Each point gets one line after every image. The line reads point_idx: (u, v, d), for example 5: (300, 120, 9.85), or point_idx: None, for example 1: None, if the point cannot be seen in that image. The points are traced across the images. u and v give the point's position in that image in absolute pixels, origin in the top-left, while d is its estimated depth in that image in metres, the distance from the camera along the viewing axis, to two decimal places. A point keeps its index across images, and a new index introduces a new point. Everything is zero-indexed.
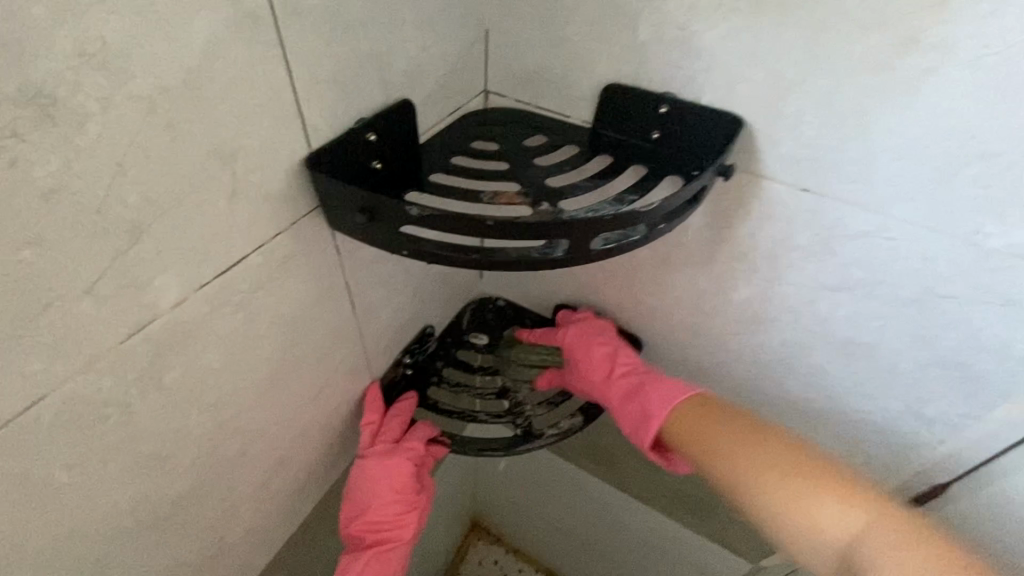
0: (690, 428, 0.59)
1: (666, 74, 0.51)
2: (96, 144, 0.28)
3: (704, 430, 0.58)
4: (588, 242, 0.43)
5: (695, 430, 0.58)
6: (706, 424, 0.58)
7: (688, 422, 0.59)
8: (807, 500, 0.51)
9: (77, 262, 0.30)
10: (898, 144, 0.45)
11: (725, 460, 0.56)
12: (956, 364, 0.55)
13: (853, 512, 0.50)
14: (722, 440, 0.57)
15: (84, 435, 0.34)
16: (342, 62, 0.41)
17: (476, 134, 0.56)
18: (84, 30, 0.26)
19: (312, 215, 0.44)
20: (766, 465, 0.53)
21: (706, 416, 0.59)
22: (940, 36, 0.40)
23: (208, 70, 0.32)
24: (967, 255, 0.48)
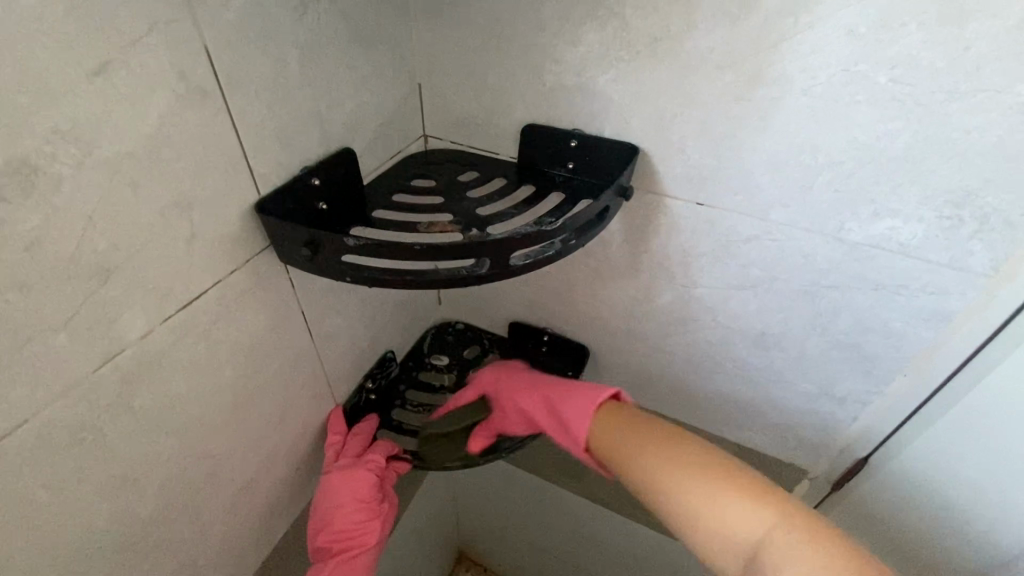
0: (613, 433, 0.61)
1: (573, 112, 0.59)
2: (70, 202, 0.34)
3: (624, 438, 0.60)
4: (507, 257, 0.50)
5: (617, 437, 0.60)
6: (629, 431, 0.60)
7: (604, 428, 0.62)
8: (713, 500, 0.51)
9: (54, 301, 0.35)
10: (765, 161, 0.54)
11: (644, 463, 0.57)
12: (852, 345, 0.62)
13: (757, 520, 0.49)
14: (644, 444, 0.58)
15: (61, 457, 0.39)
16: (284, 120, 0.48)
17: (415, 173, 0.64)
18: (59, 111, 0.32)
19: (265, 252, 0.50)
20: (681, 472, 0.54)
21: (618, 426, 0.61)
22: (778, 72, 0.48)
23: (164, 136, 0.38)
24: (839, 249, 0.56)
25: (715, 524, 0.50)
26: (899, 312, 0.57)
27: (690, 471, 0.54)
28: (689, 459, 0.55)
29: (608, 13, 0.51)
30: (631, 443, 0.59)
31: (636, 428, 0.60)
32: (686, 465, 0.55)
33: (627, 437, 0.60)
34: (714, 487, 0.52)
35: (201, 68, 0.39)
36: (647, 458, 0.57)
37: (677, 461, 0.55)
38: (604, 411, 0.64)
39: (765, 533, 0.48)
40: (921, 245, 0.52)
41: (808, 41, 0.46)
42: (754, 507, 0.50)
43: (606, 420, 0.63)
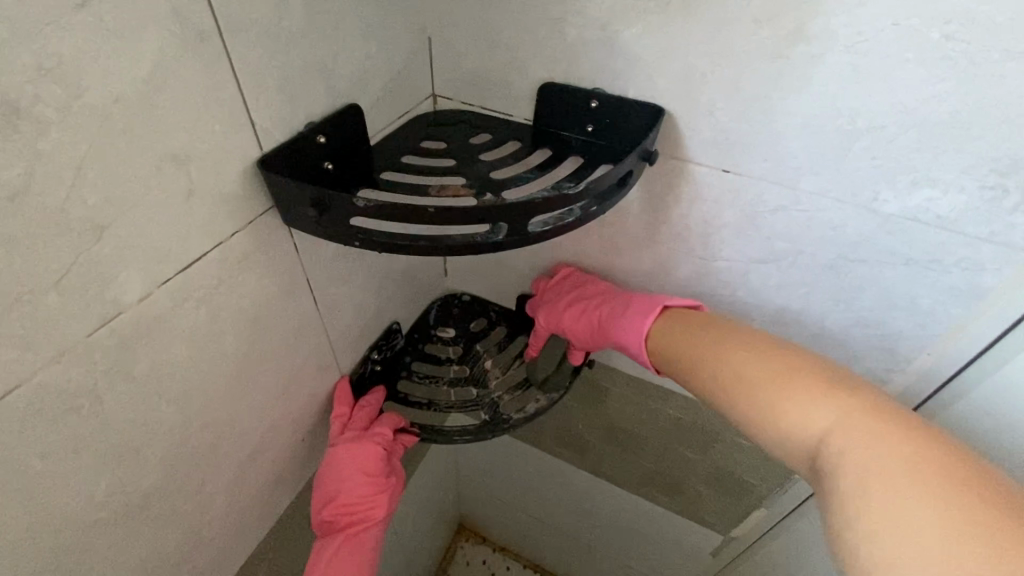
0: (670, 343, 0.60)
1: (595, 71, 0.55)
2: (57, 150, 0.31)
3: (682, 344, 0.59)
4: (525, 224, 0.47)
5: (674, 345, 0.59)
6: (680, 339, 0.59)
7: (673, 339, 0.60)
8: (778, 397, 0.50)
9: (43, 259, 0.33)
10: (799, 125, 0.50)
11: (703, 369, 0.56)
12: (875, 322, 0.60)
13: (824, 412, 0.47)
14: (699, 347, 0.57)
15: (56, 424, 0.37)
16: (288, 71, 0.44)
17: (425, 135, 0.60)
18: (42, 47, 0.29)
19: (268, 215, 0.47)
20: (747, 369, 0.53)
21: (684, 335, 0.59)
22: (822, 26, 0.45)
23: (158, 80, 0.35)
24: (870, 220, 0.53)
25: (783, 419, 0.49)
26: (929, 289, 0.55)
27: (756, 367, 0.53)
28: (751, 358, 0.54)
29: None
30: (697, 350, 0.57)
31: (693, 333, 0.58)
32: (749, 365, 0.53)
33: (690, 344, 0.58)
34: (786, 388, 0.50)
35: (197, 7, 0.36)
36: (714, 362, 0.55)
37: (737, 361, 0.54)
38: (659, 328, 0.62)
39: (836, 432, 0.46)
40: (960, 219, 0.50)
41: None
42: (821, 402, 0.48)
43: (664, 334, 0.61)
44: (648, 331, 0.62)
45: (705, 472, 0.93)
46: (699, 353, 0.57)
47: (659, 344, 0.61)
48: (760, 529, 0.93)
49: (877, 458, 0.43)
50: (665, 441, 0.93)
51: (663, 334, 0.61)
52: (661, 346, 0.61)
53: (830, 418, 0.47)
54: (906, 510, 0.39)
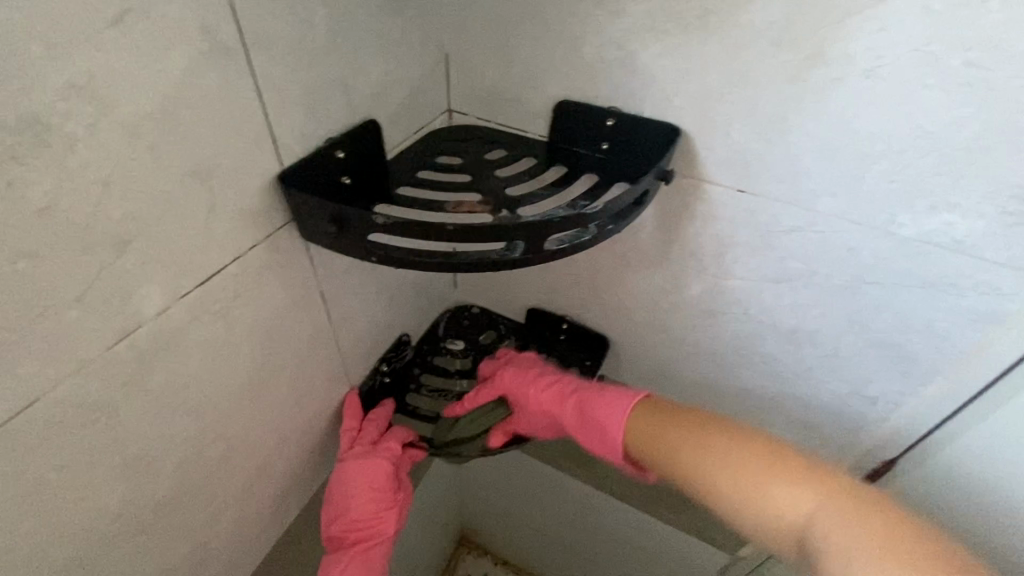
0: (646, 435, 0.59)
1: (611, 89, 0.55)
2: (84, 166, 0.31)
3: (658, 434, 0.59)
4: (542, 242, 0.47)
5: (649, 436, 0.59)
6: (657, 431, 0.59)
7: (650, 430, 0.59)
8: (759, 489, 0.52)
9: (67, 273, 0.33)
10: (816, 147, 0.50)
11: (681, 460, 0.56)
12: (890, 345, 0.60)
13: (807, 499, 0.50)
14: (674, 439, 0.57)
15: (73, 437, 0.37)
16: (310, 87, 0.44)
17: (441, 150, 0.61)
18: (75, 66, 0.29)
19: (285, 228, 0.47)
20: (723, 458, 0.54)
21: (663, 423, 0.59)
22: (841, 51, 0.45)
23: (186, 96, 0.35)
24: (887, 243, 0.53)
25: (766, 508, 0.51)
26: (946, 313, 0.54)
27: (732, 455, 0.54)
28: (727, 448, 0.54)
29: None
30: (675, 443, 0.57)
31: (667, 422, 0.59)
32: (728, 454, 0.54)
33: (666, 435, 0.58)
34: (770, 477, 0.52)
35: (225, 24, 0.36)
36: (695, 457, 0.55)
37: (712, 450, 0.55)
38: (640, 415, 0.61)
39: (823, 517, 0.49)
40: (978, 243, 0.49)
41: (877, 17, 0.43)
42: (799, 487, 0.51)
43: (647, 424, 0.60)
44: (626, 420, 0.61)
45: None
46: (676, 446, 0.57)
47: (638, 432, 0.60)
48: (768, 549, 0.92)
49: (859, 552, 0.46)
50: None
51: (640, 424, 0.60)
52: (641, 436, 0.60)
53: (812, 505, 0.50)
54: None
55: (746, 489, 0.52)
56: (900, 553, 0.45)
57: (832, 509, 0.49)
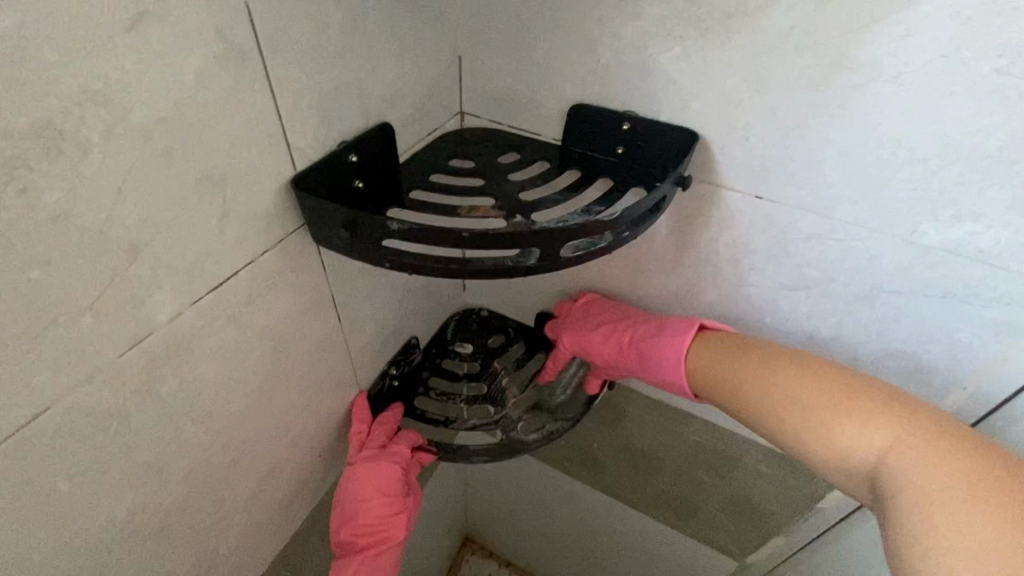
0: (714, 371, 0.57)
1: (627, 93, 0.54)
2: (98, 171, 0.31)
3: (722, 368, 0.57)
4: (559, 250, 0.47)
5: (719, 375, 0.57)
6: (723, 363, 0.57)
7: (707, 364, 0.58)
8: (827, 418, 0.49)
9: (79, 280, 0.32)
10: (837, 154, 0.49)
11: (748, 391, 0.55)
12: (908, 355, 0.58)
13: (880, 430, 0.47)
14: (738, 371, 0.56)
15: (84, 445, 0.36)
16: (323, 90, 0.44)
17: (453, 153, 0.60)
18: (89, 70, 0.29)
19: (297, 233, 0.46)
20: (793, 387, 0.52)
21: (719, 357, 0.58)
22: (866, 55, 0.44)
23: (200, 100, 0.35)
24: (908, 252, 0.52)
25: (832, 439, 0.48)
26: (967, 324, 0.53)
27: (801, 386, 0.52)
28: (794, 377, 0.52)
29: None
30: (740, 381, 0.55)
31: (733, 354, 0.57)
32: (796, 385, 0.52)
33: (729, 370, 0.56)
34: (838, 407, 0.49)
35: (240, 27, 0.35)
36: (760, 391, 0.54)
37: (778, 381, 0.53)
38: (696, 350, 0.59)
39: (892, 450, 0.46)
40: (1003, 254, 0.48)
41: (905, 21, 0.42)
42: (872, 420, 0.48)
43: (704, 357, 0.59)
44: (684, 357, 0.60)
45: (722, 495, 0.91)
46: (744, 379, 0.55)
47: (702, 361, 0.59)
48: (777, 556, 0.91)
49: (933, 482, 0.42)
50: (682, 463, 0.91)
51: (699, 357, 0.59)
52: (704, 366, 0.58)
53: (885, 438, 0.47)
54: (971, 540, 0.38)
55: (817, 423, 0.49)
56: (990, 490, 0.40)
57: (913, 445, 0.45)
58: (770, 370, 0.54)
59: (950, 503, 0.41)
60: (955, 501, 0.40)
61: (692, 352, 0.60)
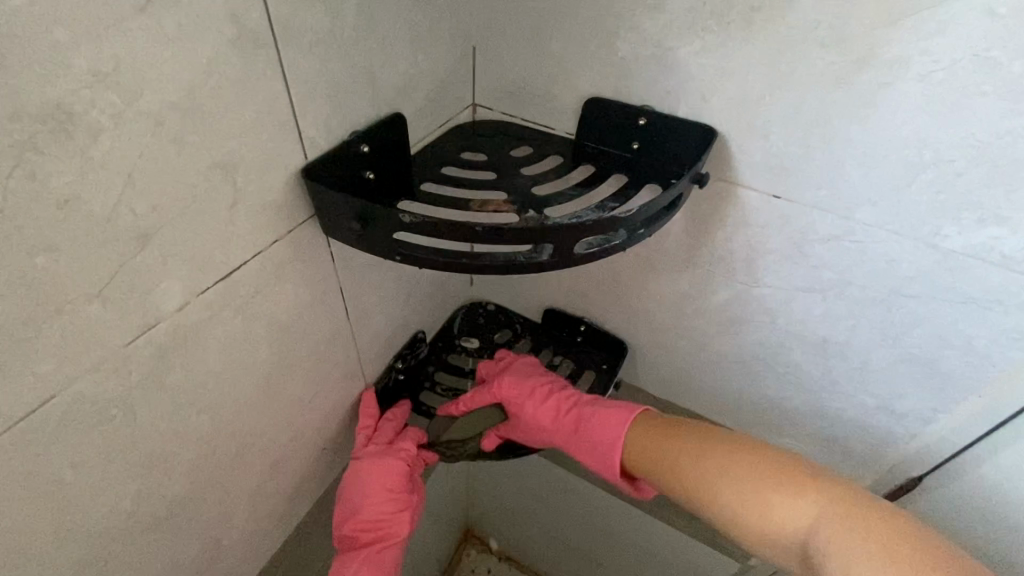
0: (651, 449, 0.60)
1: (645, 88, 0.53)
2: (108, 157, 0.30)
3: (656, 445, 0.60)
4: (572, 246, 0.46)
5: (655, 452, 0.60)
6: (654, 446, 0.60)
7: (645, 443, 0.61)
8: (755, 496, 0.53)
9: (87, 268, 0.31)
10: (859, 154, 0.48)
11: (684, 470, 0.57)
12: (923, 361, 0.57)
13: (805, 505, 0.51)
14: (673, 453, 0.59)
15: (90, 434, 0.36)
16: (336, 78, 0.43)
17: (465, 145, 0.59)
18: (100, 52, 0.28)
19: (307, 224, 0.45)
20: (720, 470, 0.55)
21: (659, 436, 0.61)
22: (893, 53, 0.43)
23: (212, 86, 0.34)
24: (929, 256, 0.51)
25: (763, 516, 0.52)
26: (988, 330, 0.52)
27: (727, 468, 0.55)
28: (721, 458, 0.56)
29: None
30: (674, 461, 0.58)
31: (666, 432, 0.61)
32: (724, 464, 0.55)
33: (665, 446, 0.59)
34: (766, 483, 0.53)
35: (253, 11, 0.34)
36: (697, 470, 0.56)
37: (709, 459, 0.57)
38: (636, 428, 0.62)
39: (819, 526, 0.49)
40: None
41: (936, 18, 0.40)
42: (797, 495, 0.51)
43: (642, 434, 0.62)
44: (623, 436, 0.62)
45: None
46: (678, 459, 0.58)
47: (639, 449, 0.61)
48: None
49: (857, 552, 0.46)
50: None
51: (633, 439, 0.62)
52: (639, 451, 0.61)
53: (811, 511, 0.51)
54: None
55: (748, 498, 0.53)
56: (899, 554, 0.45)
57: (832, 518, 0.49)
58: (702, 451, 0.57)
59: (869, 570, 0.45)
60: (870, 568, 0.45)
61: (631, 430, 0.63)
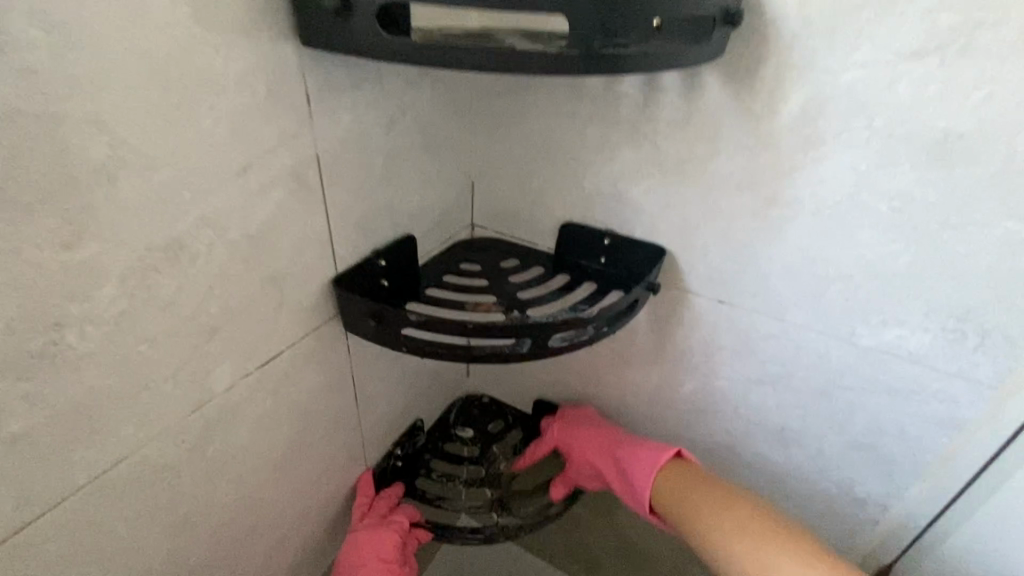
0: (675, 489, 0.66)
1: (608, 215, 0.66)
2: (200, 274, 0.41)
3: (684, 489, 0.65)
4: (546, 338, 0.55)
5: (680, 494, 0.65)
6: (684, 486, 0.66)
7: (677, 483, 0.66)
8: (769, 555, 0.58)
9: (170, 354, 0.41)
10: (780, 268, 0.59)
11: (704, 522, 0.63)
12: (868, 446, 0.64)
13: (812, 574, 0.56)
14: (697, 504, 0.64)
15: (142, 493, 0.43)
16: (363, 211, 0.56)
17: (463, 257, 0.71)
18: (209, 204, 0.40)
19: (331, 322, 0.56)
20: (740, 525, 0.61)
21: (686, 479, 0.66)
22: (791, 194, 0.55)
23: (276, 222, 0.46)
24: (852, 352, 0.60)
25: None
26: (915, 418, 0.60)
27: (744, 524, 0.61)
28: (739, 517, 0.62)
29: (642, 138, 0.60)
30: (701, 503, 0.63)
31: (691, 481, 0.66)
32: (740, 523, 0.61)
33: (689, 495, 0.65)
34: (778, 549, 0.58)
35: (310, 170, 0.48)
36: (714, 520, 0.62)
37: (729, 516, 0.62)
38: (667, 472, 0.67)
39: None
40: (929, 354, 0.56)
41: (816, 172, 0.53)
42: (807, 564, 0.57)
43: (674, 475, 0.67)
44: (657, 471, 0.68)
45: None
46: (701, 500, 0.64)
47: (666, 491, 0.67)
48: None
49: None
50: None
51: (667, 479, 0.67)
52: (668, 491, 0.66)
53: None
54: None
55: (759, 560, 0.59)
56: None
57: None
58: (719, 507, 0.63)
59: None
60: None
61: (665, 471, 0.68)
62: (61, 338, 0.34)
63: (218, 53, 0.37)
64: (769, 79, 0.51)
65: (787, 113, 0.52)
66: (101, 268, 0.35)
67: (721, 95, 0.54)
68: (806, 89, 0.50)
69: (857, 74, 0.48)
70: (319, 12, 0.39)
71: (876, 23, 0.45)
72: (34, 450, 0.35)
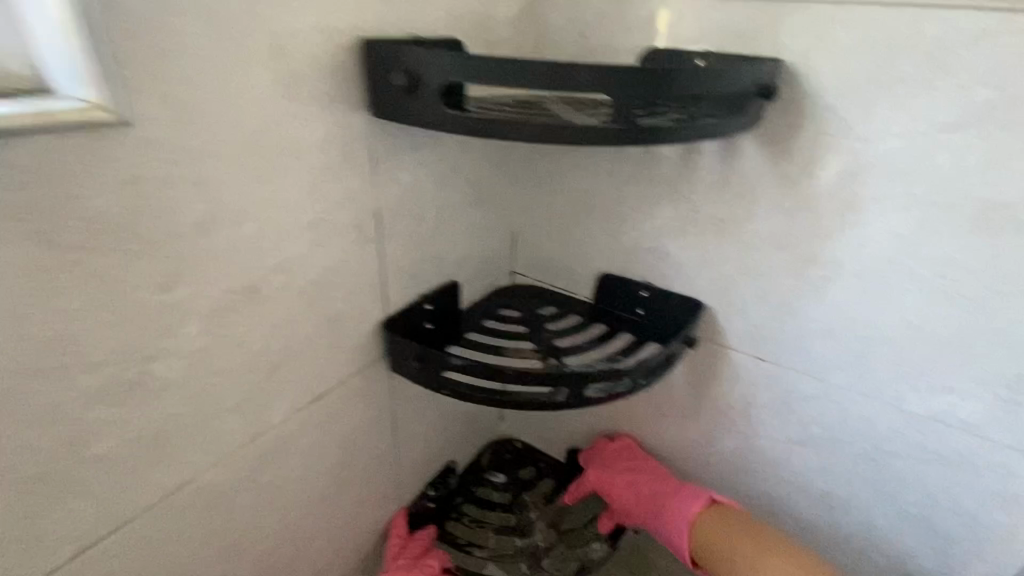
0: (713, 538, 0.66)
1: (645, 269, 0.68)
2: (269, 314, 0.45)
3: (719, 538, 0.66)
4: (583, 388, 0.56)
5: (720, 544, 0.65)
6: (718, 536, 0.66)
7: (710, 532, 0.66)
8: None
9: (237, 387, 0.45)
10: (820, 328, 0.59)
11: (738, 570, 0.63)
12: (921, 519, 0.61)
13: None
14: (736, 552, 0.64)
15: (200, 516, 0.46)
16: (414, 260, 0.60)
17: (503, 303, 0.74)
18: (283, 253, 0.44)
19: (377, 362, 0.59)
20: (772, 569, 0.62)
21: (722, 527, 0.66)
22: (830, 256, 0.56)
23: (338, 269, 0.50)
24: (899, 417, 0.58)
25: None
26: (971, 491, 0.57)
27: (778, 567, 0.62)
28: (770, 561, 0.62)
29: (681, 197, 0.62)
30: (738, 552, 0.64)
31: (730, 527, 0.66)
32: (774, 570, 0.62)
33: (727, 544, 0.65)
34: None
35: (371, 223, 0.52)
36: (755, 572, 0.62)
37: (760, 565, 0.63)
38: (705, 520, 0.67)
39: None
40: (983, 424, 0.54)
41: (855, 234, 0.54)
42: None
43: (708, 524, 0.67)
44: (692, 520, 0.68)
45: None
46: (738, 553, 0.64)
47: (706, 537, 0.66)
48: None
49: None
50: None
51: (703, 528, 0.67)
52: (706, 542, 0.66)
53: None
54: None
55: None
56: None
57: None
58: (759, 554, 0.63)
59: None
60: None
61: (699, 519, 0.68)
62: (150, 369, 0.38)
63: (303, 124, 0.43)
64: (806, 146, 0.53)
65: (824, 178, 0.53)
66: (190, 307, 0.39)
67: (758, 159, 0.56)
68: (843, 156, 0.52)
69: (894, 142, 0.49)
70: (390, 89, 0.44)
71: (911, 97, 0.47)
72: (115, 470, 0.39)
